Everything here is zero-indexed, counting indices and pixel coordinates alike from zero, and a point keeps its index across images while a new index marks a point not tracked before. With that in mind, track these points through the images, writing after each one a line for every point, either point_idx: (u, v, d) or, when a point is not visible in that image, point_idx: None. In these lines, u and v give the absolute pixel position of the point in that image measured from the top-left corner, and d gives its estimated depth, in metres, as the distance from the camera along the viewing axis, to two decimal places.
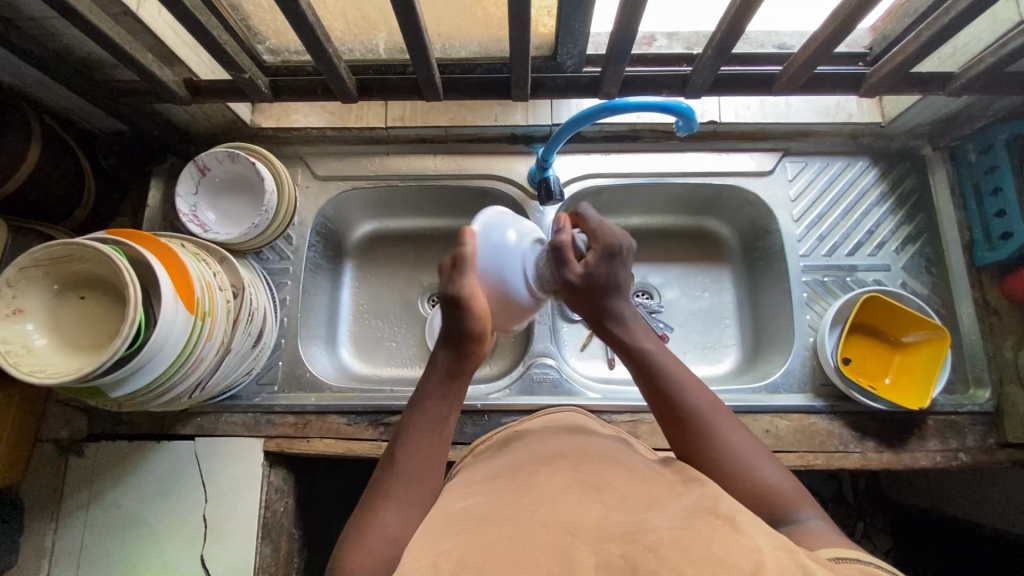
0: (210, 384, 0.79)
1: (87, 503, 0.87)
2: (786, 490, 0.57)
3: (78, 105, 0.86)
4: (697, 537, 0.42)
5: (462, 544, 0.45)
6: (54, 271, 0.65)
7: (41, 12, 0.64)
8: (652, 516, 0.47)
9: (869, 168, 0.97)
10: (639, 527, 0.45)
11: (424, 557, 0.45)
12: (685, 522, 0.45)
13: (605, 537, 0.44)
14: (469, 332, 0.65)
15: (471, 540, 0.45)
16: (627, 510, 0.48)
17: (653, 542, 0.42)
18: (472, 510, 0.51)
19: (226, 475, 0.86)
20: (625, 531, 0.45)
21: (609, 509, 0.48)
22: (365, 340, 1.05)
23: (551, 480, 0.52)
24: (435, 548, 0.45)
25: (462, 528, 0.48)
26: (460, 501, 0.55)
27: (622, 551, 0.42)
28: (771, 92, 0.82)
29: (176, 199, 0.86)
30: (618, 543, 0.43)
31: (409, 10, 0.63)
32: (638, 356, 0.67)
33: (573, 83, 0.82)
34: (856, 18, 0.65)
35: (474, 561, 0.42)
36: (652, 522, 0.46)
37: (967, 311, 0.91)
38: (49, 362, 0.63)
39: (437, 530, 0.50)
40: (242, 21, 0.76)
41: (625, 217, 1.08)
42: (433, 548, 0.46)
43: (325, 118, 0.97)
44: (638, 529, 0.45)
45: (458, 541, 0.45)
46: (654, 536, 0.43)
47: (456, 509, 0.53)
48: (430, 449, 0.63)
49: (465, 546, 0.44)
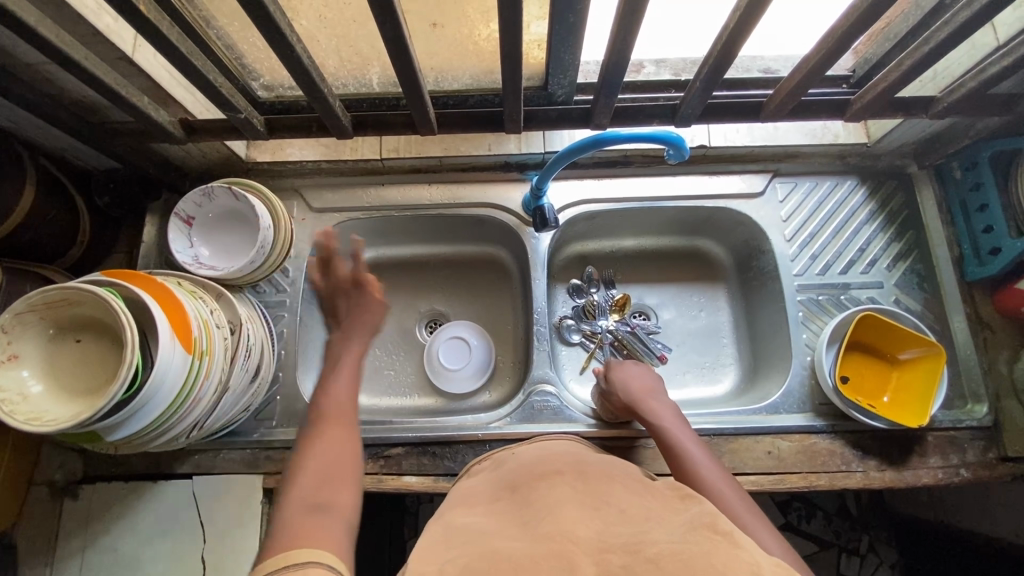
0: (208, 423, 0.78)
1: (84, 547, 0.85)
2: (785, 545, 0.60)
3: (74, 145, 0.86)
4: (696, 551, 0.42)
5: (466, 552, 0.45)
6: (50, 315, 0.65)
7: (36, 58, 0.65)
8: (652, 527, 0.47)
9: (858, 187, 0.99)
10: (639, 539, 0.45)
11: (428, 565, 0.45)
12: (685, 535, 0.45)
13: (605, 548, 0.44)
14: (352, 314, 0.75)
15: (476, 551, 0.45)
16: (627, 522, 0.48)
17: (655, 554, 0.42)
18: (472, 528, 0.51)
19: (225, 514, 0.85)
20: (626, 542, 0.44)
21: (608, 523, 0.48)
22: (362, 371, 1.04)
23: (551, 495, 0.53)
24: (438, 558, 0.45)
25: (463, 544, 0.48)
26: (457, 518, 0.55)
27: (624, 560, 0.42)
28: (759, 118, 0.84)
29: (174, 255, 0.86)
30: (619, 553, 0.43)
31: (402, 50, 0.64)
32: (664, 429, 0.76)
33: (565, 115, 0.84)
34: (839, 50, 0.67)
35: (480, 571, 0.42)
36: (652, 534, 0.45)
37: (960, 325, 0.92)
38: (44, 409, 0.62)
39: (443, 541, 0.49)
40: (237, 59, 0.77)
41: (619, 240, 1.09)
42: (438, 557, 0.46)
43: (319, 150, 1.00)
44: (639, 540, 0.44)
45: (463, 551, 0.46)
46: (655, 548, 0.43)
47: (459, 523, 0.53)
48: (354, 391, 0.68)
49: (470, 556, 0.45)
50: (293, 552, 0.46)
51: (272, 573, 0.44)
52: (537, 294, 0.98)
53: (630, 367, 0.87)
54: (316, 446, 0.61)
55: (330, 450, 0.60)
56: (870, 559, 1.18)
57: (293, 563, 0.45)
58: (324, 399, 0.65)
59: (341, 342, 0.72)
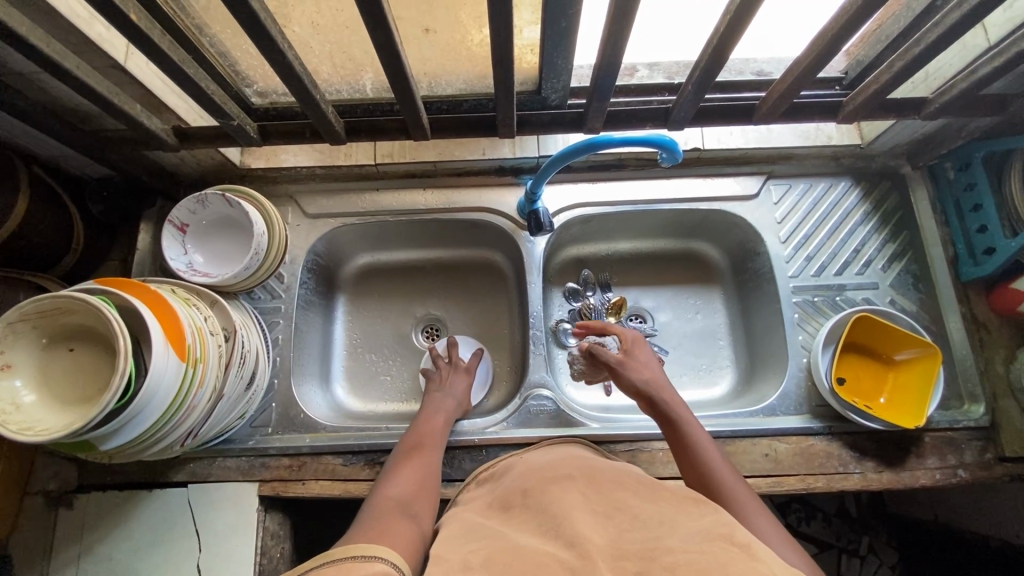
0: (202, 431, 0.78)
1: (78, 557, 0.84)
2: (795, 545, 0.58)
3: (67, 154, 0.86)
4: (711, 560, 0.42)
5: (478, 562, 0.45)
6: (42, 324, 0.64)
7: (30, 68, 0.65)
8: (667, 533, 0.46)
9: (852, 188, 0.99)
10: (653, 546, 0.45)
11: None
12: (700, 543, 0.44)
13: (620, 556, 0.44)
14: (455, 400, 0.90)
15: (491, 558, 0.45)
16: (640, 528, 0.48)
17: (672, 563, 0.42)
18: (479, 536, 0.51)
19: (220, 522, 0.85)
20: (641, 548, 0.44)
21: (621, 531, 0.48)
22: (359, 376, 1.04)
23: (561, 501, 0.52)
24: (446, 566, 0.45)
25: (469, 553, 0.47)
26: (457, 526, 0.54)
27: (638, 568, 0.42)
28: (752, 120, 0.84)
29: (168, 262, 0.85)
30: (634, 561, 0.43)
31: (395, 57, 0.64)
32: (675, 417, 0.74)
33: (558, 119, 0.84)
34: (830, 53, 0.67)
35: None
36: (666, 541, 0.45)
37: (956, 326, 0.92)
38: (37, 418, 0.62)
39: (448, 547, 0.49)
40: (230, 66, 0.77)
41: (614, 243, 1.09)
42: (446, 564, 0.45)
43: (314, 156, 0.98)
44: (653, 549, 0.44)
45: (473, 560, 0.45)
46: (670, 557, 0.42)
47: (464, 530, 0.53)
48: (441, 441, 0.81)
49: (482, 565, 0.44)
50: (356, 548, 0.53)
51: (344, 558, 0.50)
52: (532, 298, 0.98)
53: (644, 348, 0.85)
54: (408, 459, 0.75)
55: (419, 464, 0.74)
56: (870, 560, 1.16)
57: (360, 554, 0.51)
58: (422, 423, 0.83)
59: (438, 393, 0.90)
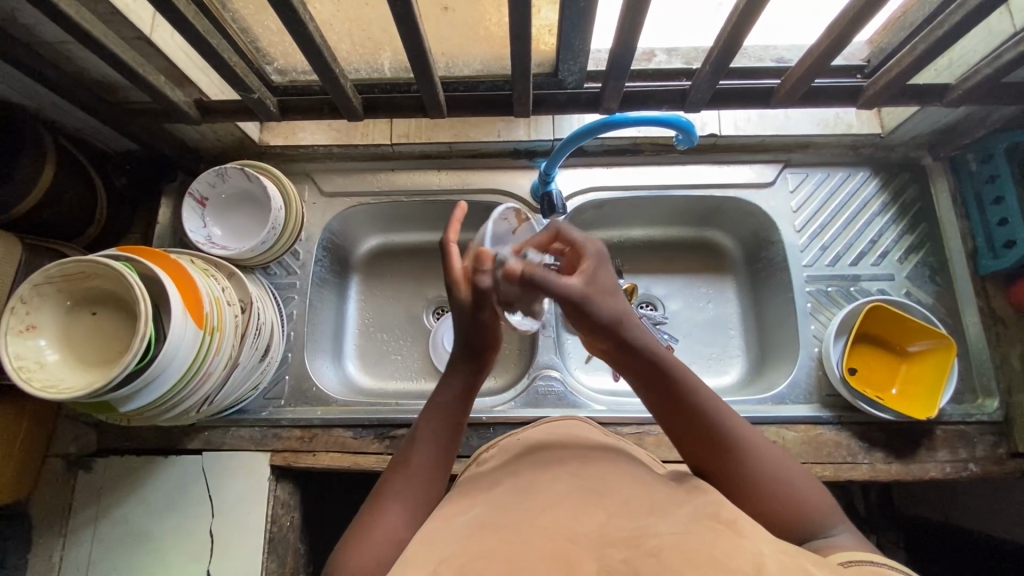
0: (217, 399, 0.80)
1: (95, 518, 0.87)
2: (819, 504, 0.53)
3: (91, 125, 0.88)
4: (700, 541, 0.42)
5: (466, 548, 0.44)
6: (67, 287, 0.66)
7: (57, 37, 0.67)
8: (656, 519, 0.46)
9: (871, 178, 0.98)
10: (642, 531, 0.44)
11: (427, 561, 0.44)
12: (687, 525, 0.45)
13: (608, 541, 0.43)
14: (487, 344, 0.63)
15: (475, 548, 0.44)
16: (633, 509, 0.48)
17: (656, 547, 0.42)
18: (478, 506, 0.52)
19: (232, 491, 0.87)
20: (629, 535, 0.44)
21: (612, 513, 0.47)
22: (370, 354, 1.06)
23: (560, 476, 0.53)
24: (441, 546, 0.46)
25: (466, 532, 0.47)
26: (457, 498, 0.55)
27: (624, 556, 0.42)
28: (769, 105, 0.83)
29: (187, 234, 0.87)
30: (620, 547, 0.43)
31: (415, 32, 0.65)
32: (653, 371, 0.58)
33: (574, 99, 0.84)
34: (850, 34, 0.66)
35: (478, 564, 0.41)
36: (655, 526, 0.45)
37: (972, 320, 0.91)
38: (59, 377, 0.64)
39: (446, 524, 0.50)
40: (252, 42, 0.78)
41: (627, 229, 1.09)
42: (441, 547, 0.45)
43: (331, 135, 0.99)
44: (642, 534, 0.44)
45: (464, 544, 0.45)
46: (657, 541, 0.43)
47: (463, 502, 0.54)
48: (463, 416, 0.62)
49: (469, 550, 0.43)
50: None
51: None
52: None
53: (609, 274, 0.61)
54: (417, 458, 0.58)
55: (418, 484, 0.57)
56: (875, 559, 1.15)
57: None
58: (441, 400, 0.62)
59: (476, 335, 0.62)
